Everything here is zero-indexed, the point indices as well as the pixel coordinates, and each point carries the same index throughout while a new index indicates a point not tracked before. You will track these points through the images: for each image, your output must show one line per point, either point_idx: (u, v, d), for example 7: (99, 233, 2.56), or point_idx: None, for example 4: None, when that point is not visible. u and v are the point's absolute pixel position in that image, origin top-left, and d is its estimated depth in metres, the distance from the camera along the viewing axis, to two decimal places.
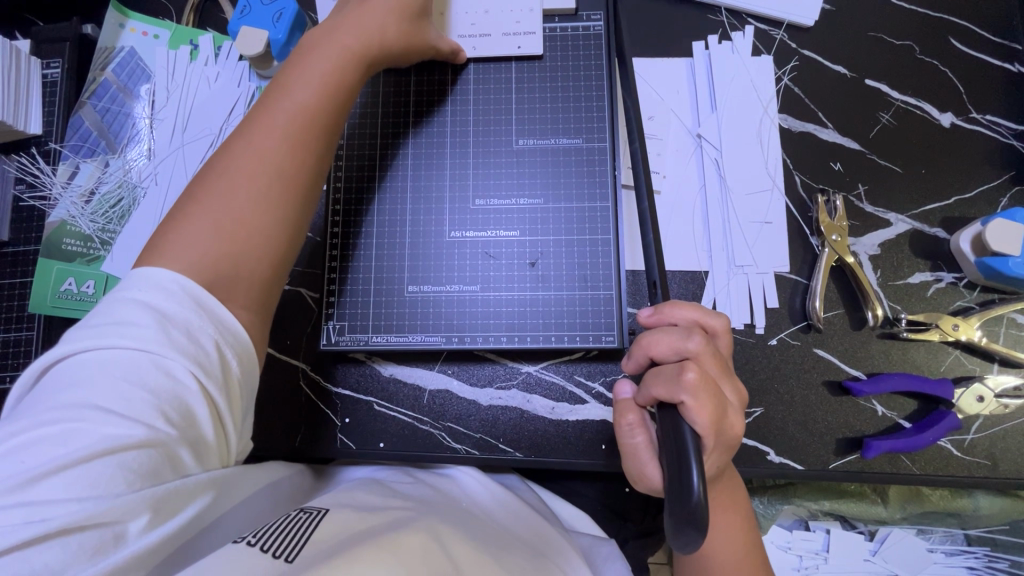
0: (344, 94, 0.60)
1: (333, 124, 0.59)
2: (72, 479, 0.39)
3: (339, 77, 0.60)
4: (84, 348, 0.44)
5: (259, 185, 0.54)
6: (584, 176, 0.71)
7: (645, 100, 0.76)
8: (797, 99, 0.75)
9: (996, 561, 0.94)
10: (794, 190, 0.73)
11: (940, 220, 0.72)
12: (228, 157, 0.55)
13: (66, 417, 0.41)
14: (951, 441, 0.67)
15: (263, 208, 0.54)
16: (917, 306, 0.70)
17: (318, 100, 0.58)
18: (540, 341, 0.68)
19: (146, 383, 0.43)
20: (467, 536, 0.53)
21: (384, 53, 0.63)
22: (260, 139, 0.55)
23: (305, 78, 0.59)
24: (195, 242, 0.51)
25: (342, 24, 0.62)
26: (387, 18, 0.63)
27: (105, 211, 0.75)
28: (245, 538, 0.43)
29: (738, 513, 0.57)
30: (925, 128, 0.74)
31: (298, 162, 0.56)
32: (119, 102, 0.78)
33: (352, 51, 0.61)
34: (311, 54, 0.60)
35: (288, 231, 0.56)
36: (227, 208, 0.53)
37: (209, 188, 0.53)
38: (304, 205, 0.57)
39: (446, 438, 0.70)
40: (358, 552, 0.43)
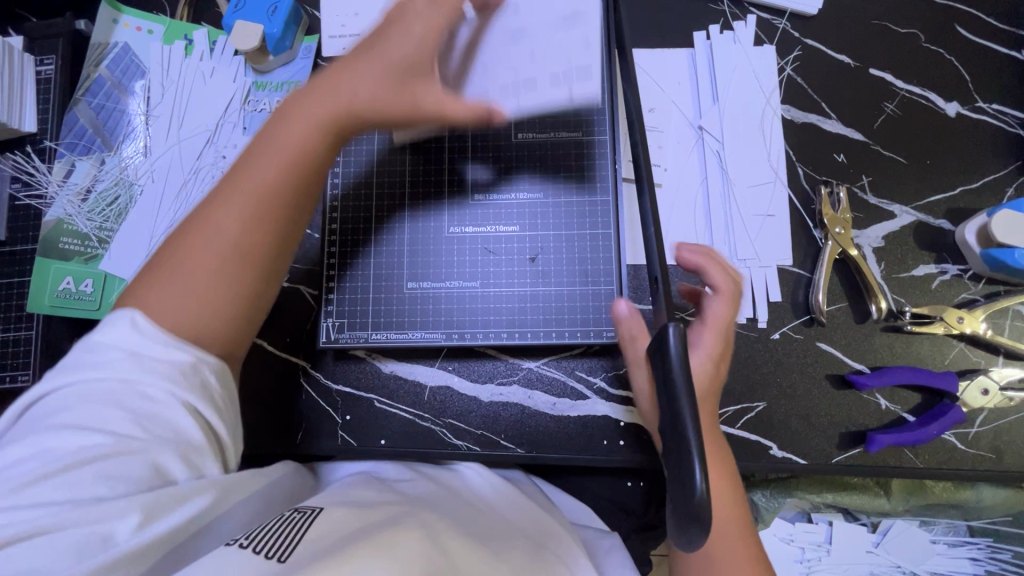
0: (316, 159, 0.54)
1: (306, 179, 0.54)
2: (56, 488, 0.40)
3: (309, 150, 0.53)
4: (62, 376, 0.45)
5: (223, 249, 0.51)
6: (585, 170, 0.70)
7: (646, 92, 0.75)
8: (800, 90, 0.74)
9: (999, 552, 0.94)
10: (797, 182, 0.72)
11: (945, 211, 0.71)
12: (202, 217, 0.52)
13: (45, 440, 0.42)
14: (955, 434, 0.67)
15: (224, 278, 0.50)
16: (921, 299, 0.69)
17: (291, 172, 0.53)
18: (540, 337, 0.68)
19: (124, 405, 0.44)
20: (464, 532, 0.54)
21: (360, 116, 0.54)
22: (233, 201, 0.52)
23: (292, 130, 0.53)
24: (158, 303, 0.49)
25: (333, 80, 0.55)
26: (371, 83, 0.53)
27: (102, 209, 0.74)
28: (238, 540, 0.43)
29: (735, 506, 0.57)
30: (929, 119, 0.73)
31: (265, 232, 0.52)
32: (114, 98, 0.77)
33: (335, 107, 0.54)
34: (298, 105, 0.55)
35: (254, 298, 0.52)
36: (190, 273, 0.50)
37: (181, 246, 0.51)
38: (270, 270, 0.53)
39: (447, 434, 0.70)
40: (353, 550, 0.43)
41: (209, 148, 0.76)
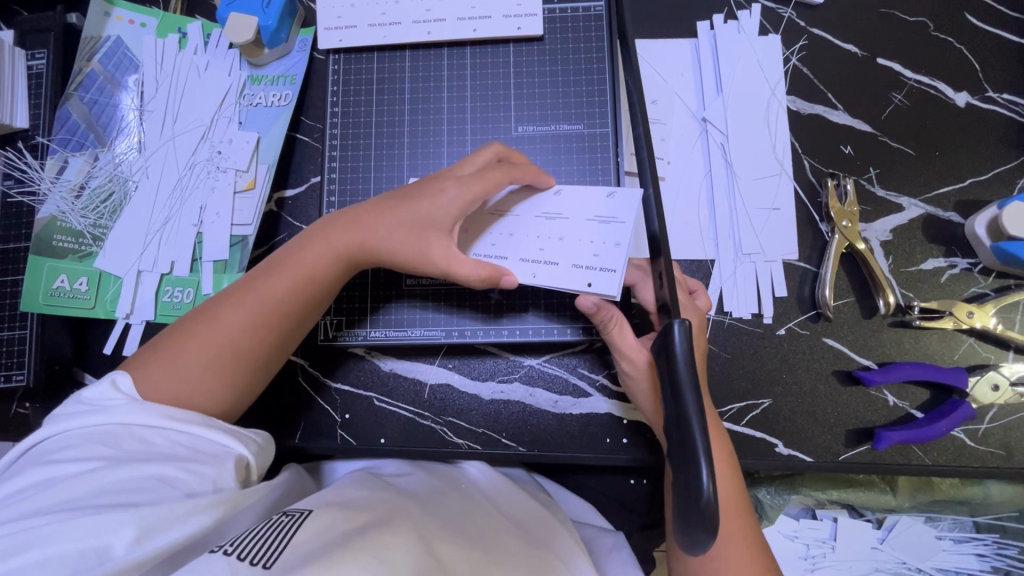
0: (318, 296, 0.60)
1: (308, 310, 0.60)
2: (58, 508, 0.42)
3: (323, 276, 0.59)
4: (64, 420, 0.48)
5: (226, 345, 0.55)
6: (586, 163, 0.69)
7: (648, 83, 0.74)
8: (806, 81, 0.72)
9: (1006, 548, 0.94)
10: (802, 175, 0.71)
11: (954, 203, 0.70)
12: (215, 309, 0.57)
13: (49, 472, 0.44)
14: (964, 431, 0.66)
15: (227, 352, 0.55)
16: (930, 293, 0.68)
17: (300, 288, 0.59)
18: (541, 333, 0.67)
19: (123, 438, 0.47)
20: (457, 535, 0.53)
21: (374, 253, 0.60)
22: (251, 285, 0.58)
23: (312, 244, 0.60)
24: (162, 372, 0.53)
25: (351, 219, 0.61)
26: (395, 231, 0.59)
27: (96, 207, 0.73)
28: (221, 548, 0.42)
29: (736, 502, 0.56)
30: (938, 109, 0.71)
31: (266, 333, 0.57)
32: (107, 93, 0.75)
33: (349, 247, 0.60)
34: (320, 234, 0.61)
35: (247, 384, 0.57)
36: (196, 347, 0.55)
37: (193, 322, 0.56)
38: (263, 366, 0.58)
39: (448, 433, 0.69)
40: (341, 556, 0.42)
41: (203, 143, 0.74)
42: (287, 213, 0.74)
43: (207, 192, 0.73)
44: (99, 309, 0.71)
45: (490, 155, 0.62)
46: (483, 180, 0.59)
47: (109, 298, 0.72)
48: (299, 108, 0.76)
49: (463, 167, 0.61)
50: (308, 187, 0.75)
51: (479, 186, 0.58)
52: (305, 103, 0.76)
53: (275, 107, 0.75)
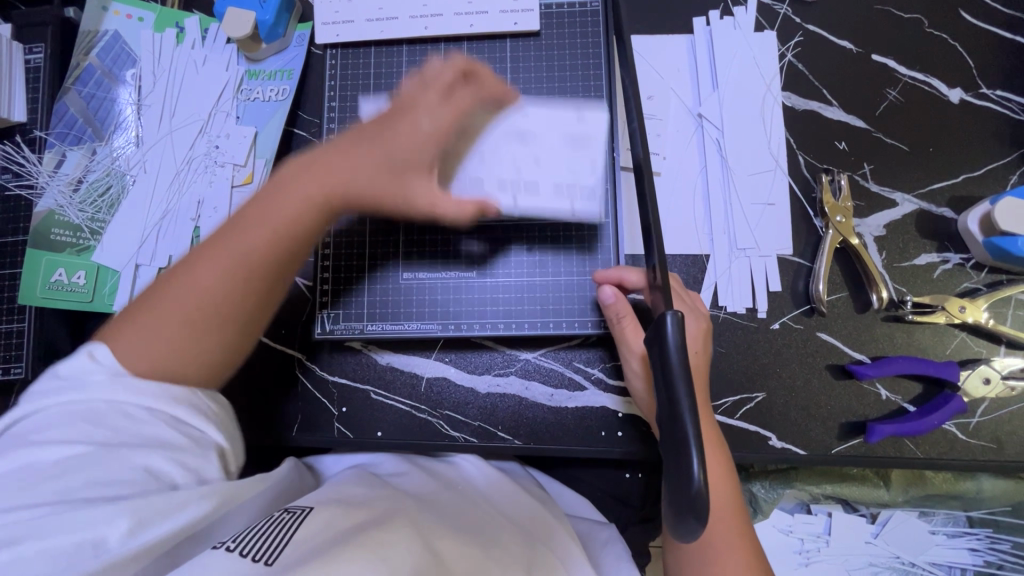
0: (299, 246, 0.56)
1: (290, 259, 0.56)
2: (45, 500, 0.41)
3: (301, 224, 0.55)
4: (45, 396, 0.46)
5: (202, 301, 0.52)
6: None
7: (644, 79, 0.74)
8: (801, 77, 0.73)
9: (999, 543, 0.94)
10: (797, 171, 0.71)
11: (947, 199, 0.70)
12: (185, 268, 0.53)
13: (33, 457, 0.42)
14: (956, 424, 0.66)
15: (207, 311, 0.52)
16: (923, 288, 0.69)
17: (276, 234, 0.54)
18: (537, 327, 0.68)
19: (107, 418, 0.45)
20: (456, 530, 0.54)
21: (355, 196, 0.57)
22: (222, 238, 0.54)
23: (285, 189, 0.55)
24: (137, 338, 0.50)
25: (322, 158, 0.57)
26: (368, 169, 0.57)
27: (94, 200, 0.73)
28: (225, 543, 0.43)
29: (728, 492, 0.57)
30: (932, 105, 0.72)
31: (245, 287, 0.53)
32: (104, 87, 0.76)
33: (325, 190, 0.56)
34: (292, 176, 0.56)
35: (231, 337, 0.54)
36: (172, 310, 0.51)
37: (166, 284, 0.53)
38: (249, 323, 0.55)
39: (445, 426, 0.70)
40: (341, 553, 0.43)
41: (202, 137, 0.75)
42: None
43: (205, 186, 0.73)
44: (97, 302, 0.71)
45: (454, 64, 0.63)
46: (452, 103, 0.61)
47: (106, 291, 0.72)
48: (296, 103, 0.76)
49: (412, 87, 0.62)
50: None
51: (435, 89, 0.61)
52: (302, 98, 0.76)
53: (272, 101, 0.75)
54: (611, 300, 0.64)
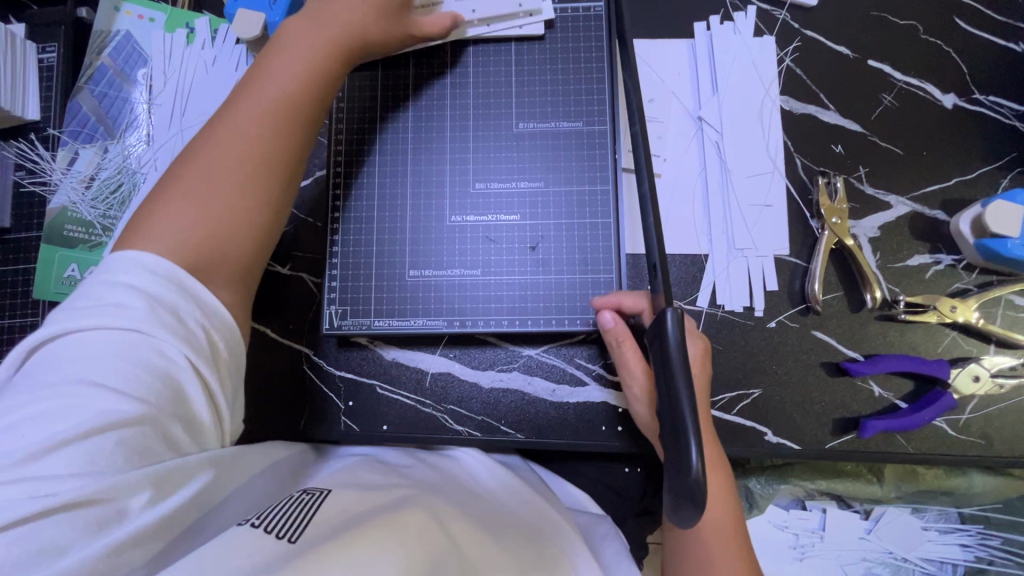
0: (328, 77, 0.60)
1: (315, 110, 0.59)
2: (73, 449, 0.40)
3: (323, 55, 0.60)
4: (78, 324, 0.44)
5: (219, 176, 0.53)
6: (584, 158, 0.71)
7: (646, 82, 0.76)
8: (799, 81, 0.75)
9: (988, 538, 0.97)
10: (794, 173, 0.73)
11: (940, 202, 0.72)
12: (194, 150, 0.55)
13: (66, 394, 0.41)
14: (946, 421, 0.68)
15: (246, 192, 0.54)
16: (915, 288, 0.71)
17: (299, 92, 0.58)
18: (540, 325, 0.69)
19: (141, 362, 0.44)
20: (465, 515, 0.56)
21: (368, 42, 0.64)
22: (241, 125, 0.55)
23: (274, 65, 0.59)
24: (176, 223, 0.51)
25: (322, 12, 0.62)
26: (369, 10, 0.63)
27: (105, 197, 0.75)
28: (250, 520, 0.45)
29: (724, 486, 0.59)
30: (926, 110, 0.74)
31: (279, 161, 0.56)
32: (116, 86, 0.77)
33: (327, 44, 0.61)
34: (295, 36, 0.61)
35: (252, 219, 0.55)
36: (207, 195, 0.53)
37: (192, 174, 0.53)
38: (282, 198, 0.58)
39: (448, 420, 0.71)
40: (360, 530, 0.45)
41: None
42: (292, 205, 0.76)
43: None
44: None
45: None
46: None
47: None
48: None
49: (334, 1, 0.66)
50: (314, 181, 0.76)
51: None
52: None
53: None
54: (609, 325, 0.65)
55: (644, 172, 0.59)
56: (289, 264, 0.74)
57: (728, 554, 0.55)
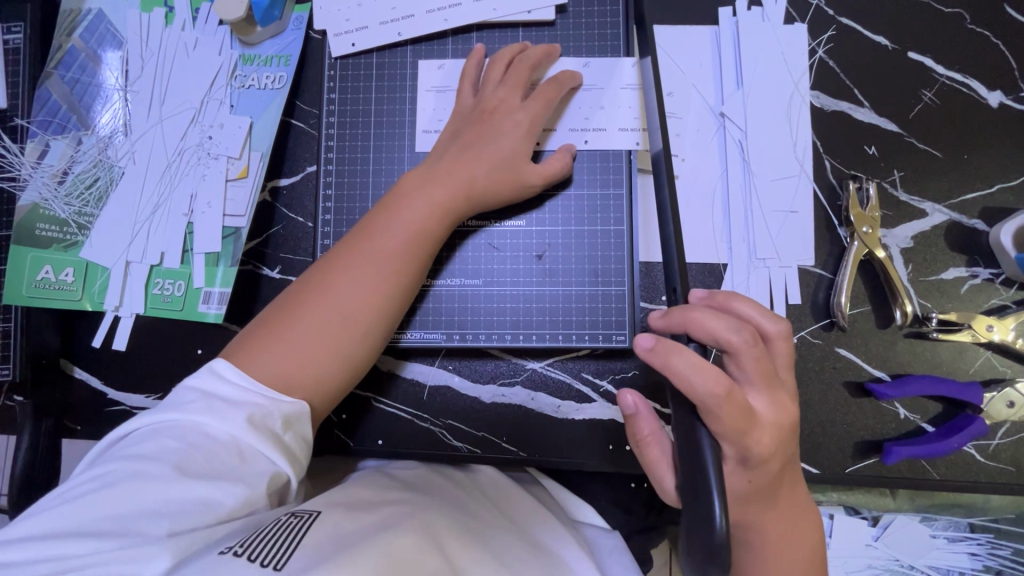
0: (429, 248, 0.58)
1: (412, 280, 0.58)
2: (106, 521, 0.41)
3: (429, 234, 0.58)
4: (156, 410, 0.48)
5: (345, 311, 0.55)
6: (590, 117, 0.65)
7: (664, 73, 0.70)
8: (832, 75, 0.68)
9: (998, 548, 0.86)
10: (822, 176, 0.68)
11: (980, 210, 0.67)
12: (325, 276, 0.56)
13: (115, 468, 0.44)
14: (975, 446, 0.64)
15: (343, 322, 0.54)
16: (948, 304, 0.66)
17: (411, 231, 0.57)
18: (546, 340, 0.65)
19: (197, 443, 0.45)
20: (466, 533, 0.52)
21: (481, 197, 0.60)
22: (356, 251, 0.56)
23: (415, 199, 0.58)
24: (278, 347, 0.53)
25: (440, 168, 0.59)
26: (486, 165, 0.60)
27: (80, 193, 0.70)
28: (232, 548, 0.41)
29: (806, 521, 0.51)
30: (969, 108, 0.68)
31: (381, 290, 0.56)
32: (88, 71, 0.71)
33: (453, 196, 0.58)
34: (415, 185, 0.59)
35: (368, 349, 0.56)
36: (310, 322, 0.54)
37: (301, 295, 0.55)
38: (375, 330, 0.56)
39: (447, 436, 0.68)
40: (354, 554, 0.42)
41: (193, 128, 0.71)
42: (281, 203, 0.71)
43: (197, 179, 0.70)
44: (87, 300, 0.69)
45: (529, 56, 0.63)
46: (539, 93, 0.62)
47: (96, 290, 0.70)
48: (294, 92, 0.72)
49: (490, 74, 0.63)
50: (303, 177, 0.71)
51: (527, 67, 0.63)
52: (300, 87, 0.72)
53: (268, 90, 0.70)
54: (634, 410, 0.53)
55: (657, 130, 0.55)
56: (279, 268, 0.70)
57: None
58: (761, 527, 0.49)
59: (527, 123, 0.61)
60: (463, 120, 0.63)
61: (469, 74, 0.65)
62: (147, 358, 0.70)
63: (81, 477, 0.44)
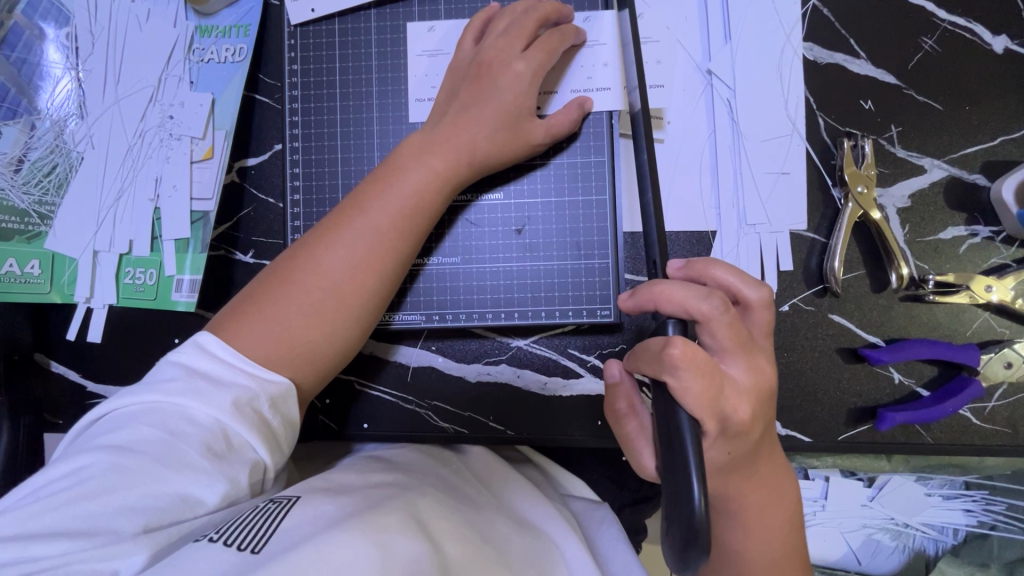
0: (425, 219, 0.55)
1: (408, 252, 0.55)
2: (78, 518, 0.40)
3: (425, 205, 0.55)
4: (133, 393, 0.46)
5: (336, 286, 0.52)
6: (592, 75, 0.61)
7: (647, 30, 0.65)
8: (826, 24, 0.64)
9: (993, 504, 0.84)
10: (816, 134, 0.64)
11: (981, 164, 0.63)
12: (313, 247, 0.53)
13: (91, 460, 0.42)
14: (971, 409, 0.63)
15: (336, 297, 0.52)
16: (946, 264, 0.64)
17: (406, 201, 0.54)
18: (529, 317, 0.63)
19: (175, 430, 0.44)
20: (452, 510, 0.51)
21: (478, 163, 0.56)
22: (350, 222, 0.53)
23: (409, 167, 0.55)
24: (266, 322, 0.51)
25: (437, 133, 0.56)
26: (485, 128, 0.56)
27: (39, 181, 0.67)
28: (208, 534, 0.41)
29: (788, 490, 0.51)
30: (972, 55, 0.63)
31: (375, 263, 0.53)
32: (35, 50, 0.67)
33: (451, 164, 0.55)
34: (411, 152, 0.55)
35: (360, 327, 0.54)
36: (300, 297, 0.52)
37: (291, 267, 0.53)
38: (370, 306, 0.54)
39: (433, 417, 0.66)
40: (336, 533, 0.41)
41: (153, 107, 0.67)
42: (250, 184, 0.68)
43: (161, 162, 0.67)
44: (56, 292, 0.67)
45: (538, 8, 0.58)
46: (542, 42, 0.57)
47: (65, 282, 0.67)
48: (256, 64, 0.67)
49: (495, 24, 0.58)
50: (271, 156, 0.68)
51: (535, 18, 0.57)
52: (261, 59, 0.67)
53: (228, 63, 0.66)
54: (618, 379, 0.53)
55: (636, 88, 0.53)
56: (252, 252, 0.68)
57: (768, 549, 0.50)
58: (742, 498, 0.49)
59: (529, 74, 0.56)
60: (459, 78, 0.59)
61: (474, 22, 0.60)
62: (123, 349, 0.68)
63: (55, 466, 0.43)
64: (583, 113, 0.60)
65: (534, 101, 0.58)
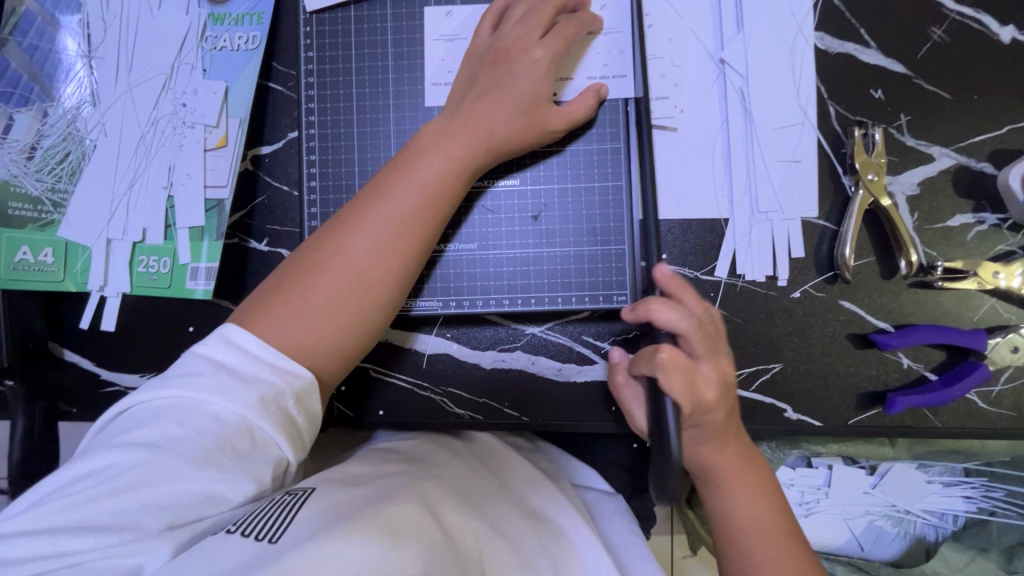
0: (446, 208, 0.56)
1: (429, 241, 0.56)
2: (105, 513, 0.41)
3: (445, 193, 0.55)
4: (157, 389, 0.46)
5: (361, 275, 0.53)
6: (608, 62, 0.61)
7: (661, 20, 0.66)
8: (837, 12, 0.65)
9: (993, 491, 0.85)
10: (827, 123, 0.65)
11: (989, 153, 0.64)
12: (335, 236, 0.54)
13: (115, 457, 0.42)
14: (977, 394, 0.64)
15: (360, 286, 0.53)
16: (954, 251, 0.65)
17: (427, 189, 0.54)
18: (546, 303, 0.63)
19: (199, 428, 0.44)
20: (463, 501, 0.52)
21: (497, 150, 0.57)
22: (372, 211, 0.54)
23: (430, 155, 0.55)
24: (292, 310, 0.51)
25: (455, 121, 0.56)
26: (503, 115, 0.56)
27: (51, 168, 0.67)
28: (226, 527, 0.41)
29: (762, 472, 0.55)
30: (979, 45, 0.64)
31: (399, 252, 0.54)
32: (47, 37, 0.67)
33: (471, 152, 0.55)
34: (431, 140, 0.56)
35: (383, 316, 0.55)
36: (325, 286, 0.52)
37: (314, 257, 0.53)
38: (393, 295, 0.55)
39: (448, 404, 0.67)
40: (355, 523, 0.41)
41: (165, 95, 0.67)
42: (264, 172, 0.68)
43: (174, 150, 0.66)
44: (69, 280, 0.67)
45: None
46: (560, 31, 0.58)
47: (78, 271, 0.67)
48: (269, 52, 0.67)
49: (513, 12, 0.59)
50: (285, 144, 0.68)
51: (552, 5, 0.57)
52: (274, 46, 0.67)
53: (242, 51, 0.66)
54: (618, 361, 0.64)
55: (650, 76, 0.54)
56: (266, 240, 0.68)
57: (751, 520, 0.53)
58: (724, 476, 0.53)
59: (547, 61, 0.57)
60: (476, 66, 0.59)
61: (493, 10, 0.60)
62: (136, 339, 0.68)
63: (80, 460, 0.43)
64: (599, 100, 0.60)
65: (551, 89, 0.58)
